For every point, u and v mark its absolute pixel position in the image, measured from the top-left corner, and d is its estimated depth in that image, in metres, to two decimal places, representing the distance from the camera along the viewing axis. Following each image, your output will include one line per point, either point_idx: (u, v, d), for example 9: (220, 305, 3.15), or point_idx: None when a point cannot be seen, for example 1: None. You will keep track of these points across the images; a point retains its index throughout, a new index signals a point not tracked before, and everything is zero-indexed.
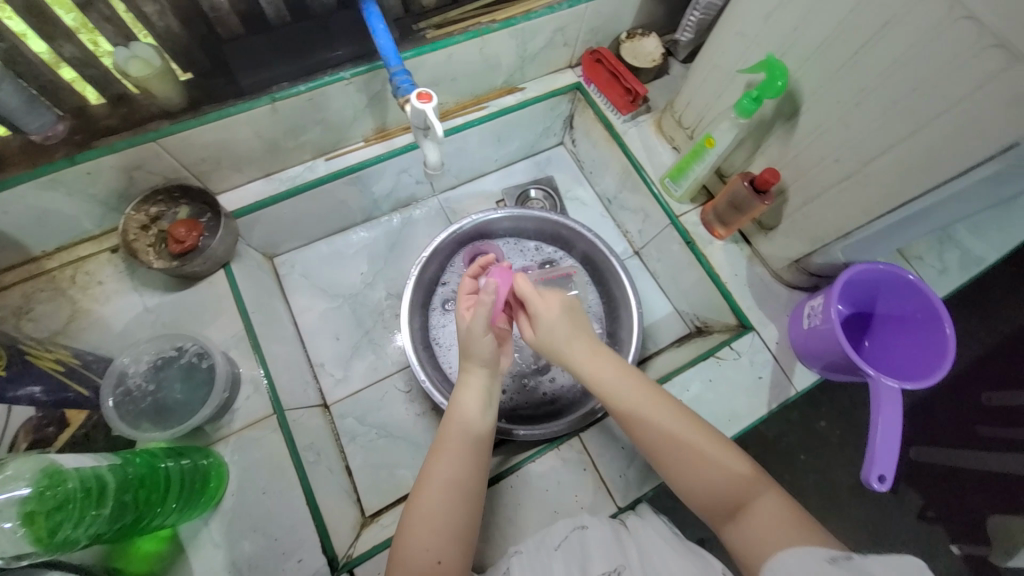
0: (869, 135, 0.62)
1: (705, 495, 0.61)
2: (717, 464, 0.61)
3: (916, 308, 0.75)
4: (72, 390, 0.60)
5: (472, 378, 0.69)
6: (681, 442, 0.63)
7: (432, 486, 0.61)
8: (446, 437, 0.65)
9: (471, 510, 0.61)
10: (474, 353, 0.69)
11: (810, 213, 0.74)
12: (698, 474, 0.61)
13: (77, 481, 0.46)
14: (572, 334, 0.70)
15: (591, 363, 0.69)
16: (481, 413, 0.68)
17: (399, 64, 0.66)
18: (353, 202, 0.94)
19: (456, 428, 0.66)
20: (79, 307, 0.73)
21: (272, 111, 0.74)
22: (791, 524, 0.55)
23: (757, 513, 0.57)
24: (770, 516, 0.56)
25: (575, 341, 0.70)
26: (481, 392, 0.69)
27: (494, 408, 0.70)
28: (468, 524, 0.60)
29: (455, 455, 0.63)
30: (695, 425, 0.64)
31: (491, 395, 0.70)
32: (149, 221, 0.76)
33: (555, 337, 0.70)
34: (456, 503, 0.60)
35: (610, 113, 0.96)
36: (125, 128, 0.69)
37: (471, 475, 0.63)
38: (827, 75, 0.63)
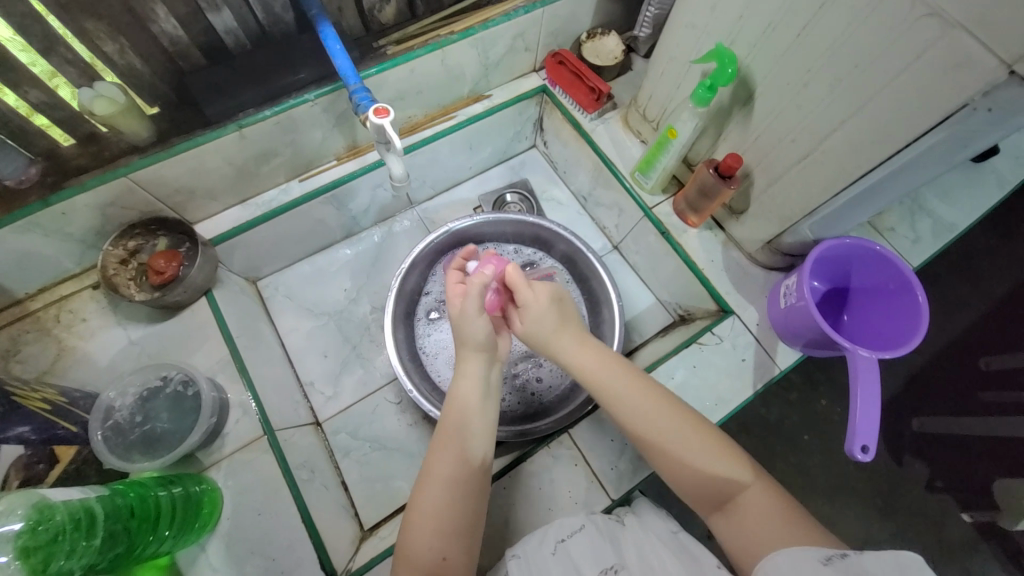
0: (820, 114, 0.63)
1: (694, 490, 0.62)
2: (712, 461, 0.61)
3: (889, 279, 0.76)
4: (61, 427, 0.61)
5: (471, 368, 0.68)
6: (671, 437, 0.63)
7: (433, 484, 0.61)
8: (444, 432, 0.65)
9: (474, 503, 0.61)
10: (469, 339, 0.68)
11: (775, 193, 0.75)
12: (688, 470, 0.62)
13: (65, 514, 0.47)
14: (559, 325, 0.71)
15: (579, 354, 0.70)
16: (480, 407, 0.67)
17: (358, 82, 0.68)
18: (331, 220, 0.95)
19: (456, 424, 0.65)
20: (64, 345, 0.74)
21: (241, 138, 0.75)
22: (783, 517, 0.56)
23: (746, 508, 0.58)
24: (762, 512, 0.57)
25: (562, 336, 0.70)
26: (479, 384, 0.68)
27: (492, 397, 0.69)
28: (473, 519, 0.61)
29: (454, 450, 0.63)
30: (693, 424, 0.64)
31: (490, 389, 0.70)
32: (127, 255, 0.78)
33: (544, 329, 0.70)
34: (459, 499, 0.61)
35: (577, 112, 0.98)
36: (96, 166, 0.70)
37: (471, 471, 0.62)
38: (775, 58, 0.65)
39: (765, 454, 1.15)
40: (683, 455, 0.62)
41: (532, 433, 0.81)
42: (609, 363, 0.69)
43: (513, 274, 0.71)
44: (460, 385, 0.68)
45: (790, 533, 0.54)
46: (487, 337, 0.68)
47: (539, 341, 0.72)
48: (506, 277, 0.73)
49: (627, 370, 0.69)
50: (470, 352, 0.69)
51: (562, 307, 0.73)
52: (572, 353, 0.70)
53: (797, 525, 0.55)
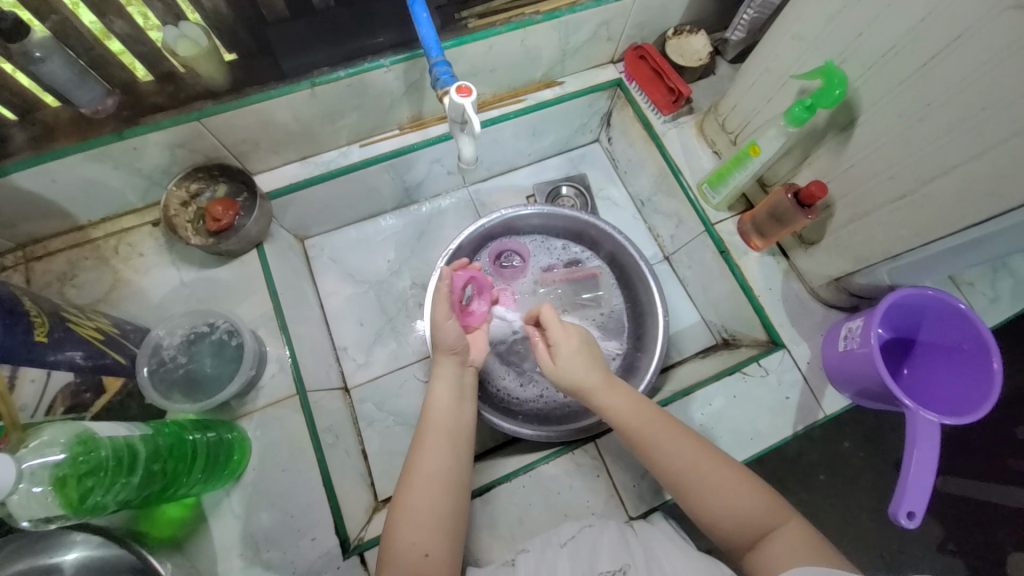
0: (930, 154, 0.58)
1: (726, 525, 0.59)
2: (736, 497, 0.59)
3: (965, 339, 0.70)
4: (110, 357, 0.62)
5: (444, 370, 0.71)
6: (694, 468, 0.62)
7: (416, 481, 0.61)
8: (428, 430, 0.65)
9: (457, 503, 0.61)
10: (442, 343, 0.70)
11: (857, 231, 0.70)
12: (714, 498, 0.60)
13: (110, 449, 0.48)
14: (587, 366, 0.70)
15: (608, 393, 0.68)
16: (459, 409, 0.69)
17: (439, 54, 0.65)
18: (385, 189, 0.94)
19: (438, 422, 0.66)
20: (120, 277, 0.76)
21: (311, 96, 0.74)
22: (809, 544, 0.55)
23: (779, 541, 0.55)
24: (793, 541, 0.55)
25: (596, 375, 0.69)
26: (456, 385, 0.70)
27: (470, 400, 0.71)
28: (454, 515, 0.61)
29: (436, 449, 0.64)
30: (707, 453, 0.63)
31: (467, 391, 0.71)
32: (189, 197, 0.78)
33: (577, 369, 0.69)
34: (441, 497, 0.60)
35: (650, 112, 0.93)
36: (171, 106, 0.70)
37: (454, 470, 0.63)
38: (889, 86, 0.59)
39: (784, 492, 1.11)
40: (704, 486, 0.61)
41: (558, 437, 0.79)
42: (629, 396, 0.68)
43: (546, 314, 0.73)
44: (438, 386, 0.70)
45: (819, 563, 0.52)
46: (456, 338, 0.70)
47: (567, 382, 0.70)
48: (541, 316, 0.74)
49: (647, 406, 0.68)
50: (446, 356, 0.71)
51: (594, 351, 0.72)
52: (601, 390, 0.68)
53: (823, 553, 0.54)
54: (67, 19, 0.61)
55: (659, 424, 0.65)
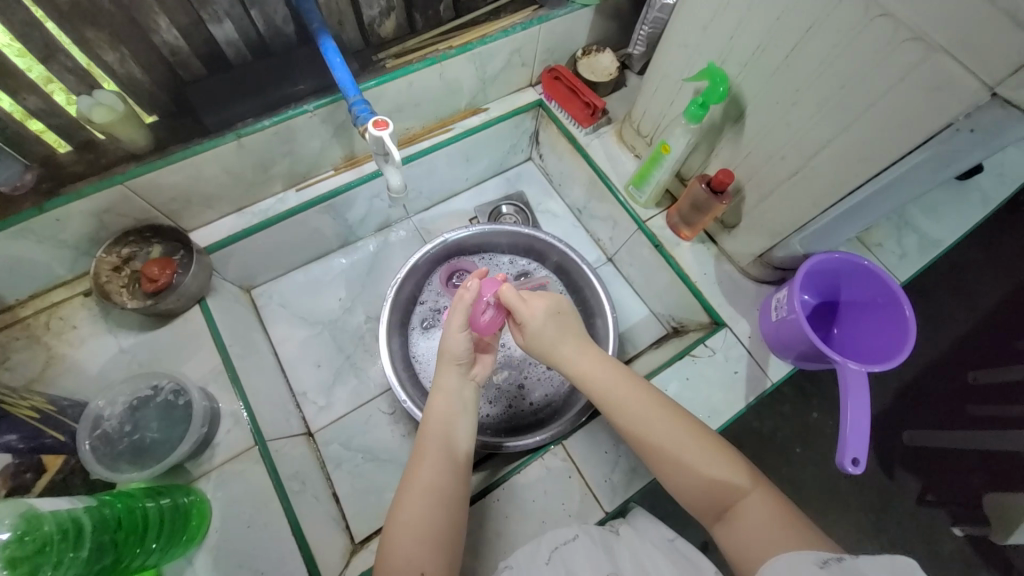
0: (809, 133, 0.65)
1: (696, 496, 0.62)
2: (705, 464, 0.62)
3: (877, 292, 0.77)
4: (49, 436, 0.60)
5: (447, 381, 0.71)
6: (672, 445, 0.63)
7: (411, 496, 0.61)
8: (421, 443, 0.66)
9: (453, 516, 0.61)
10: (451, 354, 0.71)
11: (766, 209, 0.77)
12: (689, 476, 0.62)
13: (54, 524, 0.46)
14: (559, 336, 0.73)
15: (585, 362, 0.71)
16: (457, 424, 0.68)
17: (357, 94, 0.69)
18: (327, 229, 0.96)
19: (434, 436, 0.66)
20: (53, 353, 0.73)
21: (239, 147, 0.75)
22: (774, 516, 0.57)
23: (747, 512, 0.58)
24: (756, 512, 0.57)
25: (564, 343, 0.72)
26: (456, 400, 0.70)
27: (470, 412, 0.71)
28: (451, 525, 0.60)
29: (432, 462, 0.64)
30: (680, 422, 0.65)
31: (467, 405, 0.71)
32: (121, 262, 0.77)
33: (545, 339, 0.72)
34: (438, 510, 0.60)
35: (572, 126, 0.99)
36: (92, 173, 0.70)
37: (450, 484, 0.63)
38: (766, 77, 0.67)
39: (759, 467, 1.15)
40: (682, 462, 0.62)
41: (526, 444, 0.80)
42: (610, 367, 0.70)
43: (507, 293, 0.74)
44: (436, 400, 0.69)
45: (787, 535, 0.54)
46: (465, 349, 0.71)
47: (542, 348, 0.73)
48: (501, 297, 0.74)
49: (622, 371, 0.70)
50: (449, 365, 0.72)
51: (563, 321, 0.74)
52: (577, 362, 0.71)
53: (792, 527, 0.55)
54: None
55: (637, 401, 0.67)
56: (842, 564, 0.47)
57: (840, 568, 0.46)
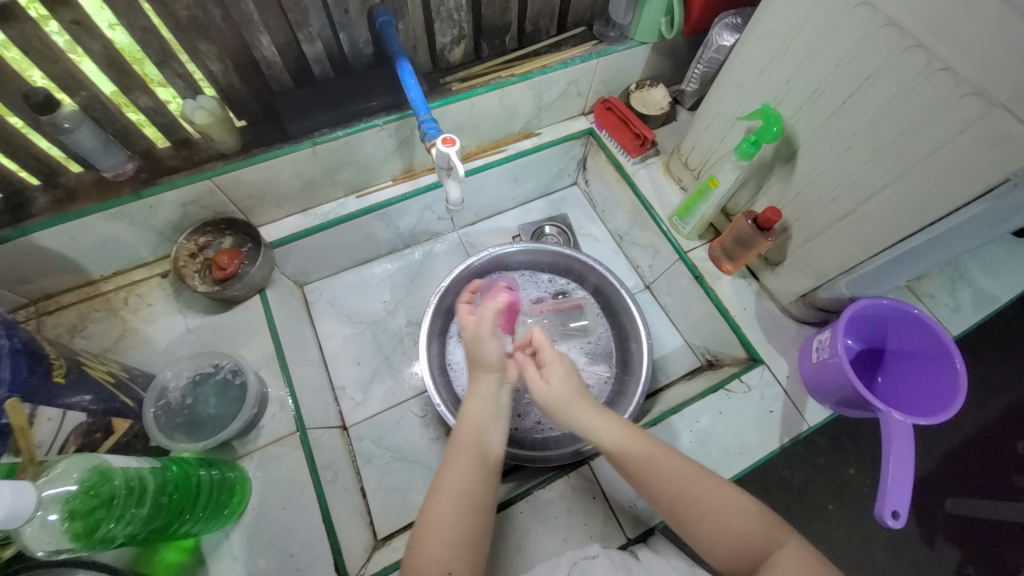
0: (862, 177, 0.66)
1: (731, 552, 0.60)
2: (732, 518, 0.62)
3: (927, 343, 0.75)
4: (119, 400, 0.65)
5: (483, 388, 0.73)
6: (703, 500, 0.63)
7: (442, 498, 0.63)
8: (456, 447, 0.68)
9: (479, 522, 0.62)
10: (483, 360, 0.73)
11: (813, 249, 0.77)
12: (717, 527, 0.62)
13: (120, 480, 0.51)
14: (577, 399, 0.72)
15: (596, 419, 0.70)
16: (490, 429, 0.70)
17: (426, 112, 0.74)
18: (379, 235, 1.01)
19: (467, 441, 0.68)
20: (128, 326, 0.81)
21: (313, 153, 0.82)
22: (815, 569, 0.55)
23: (782, 561, 0.56)
24: (795, 563, 0.55)
25: (583, 402, 0.72)
26: (490, 405, 0.72)
27: (502, 417, 0.73)
28: (479, 529, 0.61)
29: (463, 465, 0.65)
30: (711, 483, 0.64)
31: (500, 410, 0.73)
32: (197, 249, 0.85)
33: (563, 397, 0.72)
34: (465, 514, 0.61)
35: (621, 155, 1.03)
36: (185, 167, 0.78)
37: (480, 489, 0.64)
38: (821, 121, 0.68)
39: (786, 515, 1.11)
40: (707, 511, 0.62)
41: (553, 460, 0.81)
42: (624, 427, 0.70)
43: (538, 335, 0.79)
44: (471, 405, 0.72)
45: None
46: (497, 356, 0.73)
47: (556, 407, 0.73)
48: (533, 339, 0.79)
49: (638, 434, 0.69)
50: (484, 373, 0.74)
51: (575, 380, 0.75)
52: (595, 424, 0.70)
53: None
54: (95, 94, 0.67)
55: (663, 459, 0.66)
56: None
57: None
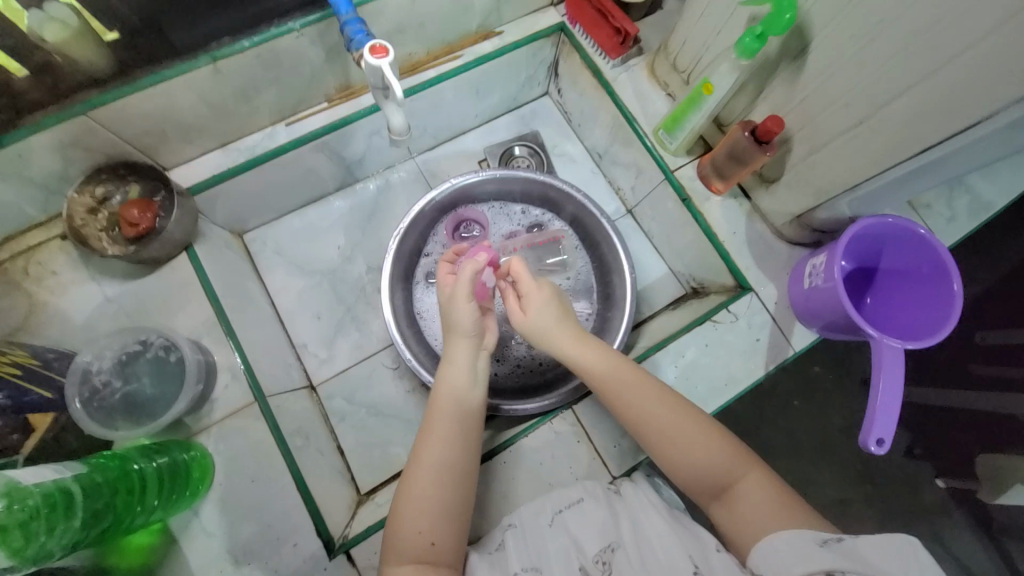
0: (885, 76, 0.55)
1: (695, 481, 0.61)
2: (704, 452, 0.60)
3: (924, 262, 0.71)
4: (33, 393, 0.56)
5: (456, 353, 0.67)
6: (675, 440, 0.61)
7: (422, 472, 0.59)
8: (434, 417, 0.63)
9: (462, 495, 0.59)
10: (457, 325, 0.67)
11: (815, 163, 0.68)
12: (684, 462, 0.61)
13: (40, 496, 0.44)
14: (559, 324, 0.68)
15: (577, 350, 0.67)
16: (466, 394, 0.65)
17: (350, 11, 0.58)
18: (322, 169, 0.87)
19: (444, 408, 0.63)
20: (35, 301, 0.69)
21: (215, 72, 0.65)
22: (777, 502, 0.56)
23: (745, 496, 0.58)
24: (757, 498, 0.57)
25: (563, 327, 0.68)
26: (469, 372, 0.66)
27: (483, 382, 0.68)
28: (464, 501, 0.59)
29: (442, 436, 0.61)
30: (689, 415, 0.62)
31: (479, 373, 0.67)
32: (96, 203, 0.70)
33: (546, 321, 0.68)
34: (447, 485, 0.59)
35: (598, 57, 0.87)
36: (50, 99, 0.61)
37: (461, 455, 0.61)
38: (843, 4, 0.55)
39: (761, 425, 1.15)
40: (676, 445, 0.61)
41: (534, 407, 0.78)
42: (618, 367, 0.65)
43: (518, 268, 0.69)
44: (448, 370, 0.66)
45: (785, 515, 0.55)
46: (473, 321, 0.66)
47: (535, 336, 0.69)
48: (511, 269, 0.70)
49: (625, 365, 0.65)
50: (459, 339, 0.67)
51: (562, 303, 0.71)
52: (569, 347, 0.67)
53: (790, 505, 0.56)
54: None
55: (636, 396, 0.63)
56: (841, 545, 0.49)
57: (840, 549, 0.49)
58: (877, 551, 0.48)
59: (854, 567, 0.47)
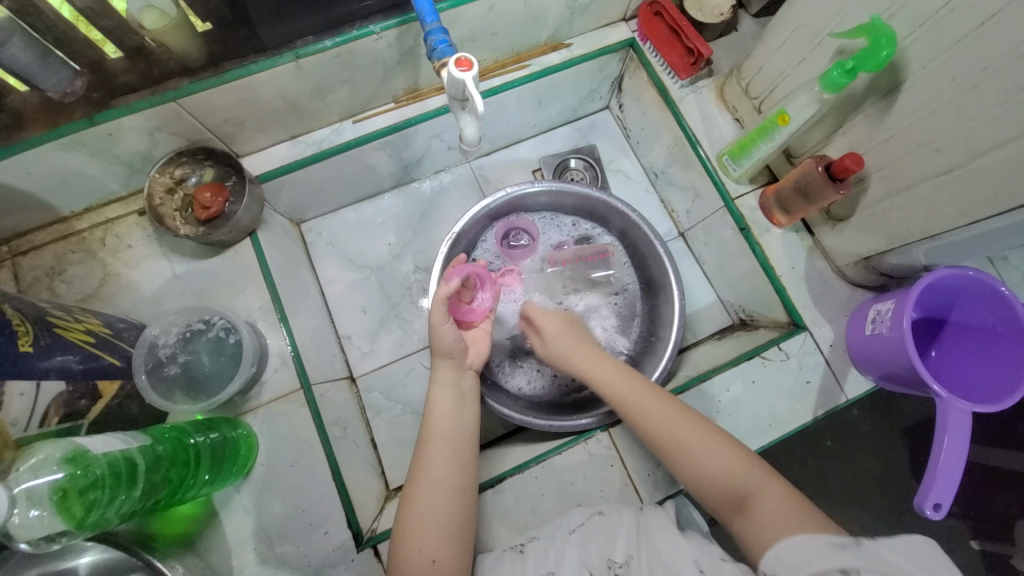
0: (985, 125, 0.52)
1: (711, 489, 0.59)
2: (715, 459, 0.60)
3: (1001, 320, 0.66)
4: (103, 359, 0.60)
5: (443, 375, 0.69)
6: (686, 444, 0.62)
7: (423, 491, 0.60)
8: (428, 437, 0.64)
9: (458, 515, 0.59)
10: (440, 345, 0.69)
11: (893, 207, 0.65)
12: (699, 470, 0.60)
13: (106, 465, 0.47)
14: (573, 346, 0.76)
15: (593, 367, 0.73)
16: (455, 416, 0.66)
17: (435, 20, 0.58)
18: (382, 167, 0.89)
19: (438, 429, 0.65)
20: (110, 271, 0.73)
21: (296, 69, 0.68)
22: (793, 509, 0.53)
23: (765, 504, 0.55)
24: (775, 505, 0.54)
25: (579, 351, 0.75)
26: (460, 390, 0.69)
27: (473, 404, 0.69)
28: (460, 523, 0.59)
29: (437, 455, 0.62)
30: (699, 426, 0.63)
31: (467, 394, 0.69)
32: (174, 183, 0.74)
33: (562, 348, 0.76)
34: (443, 506, 0.59)
35: (667, 76, 0.86)
36: (144, 85, 0.64)
37: (456, 477, 0.61)
38: (944, 46, 0.52)
39: (795, 466, 1.09)
40: (686, 453, 0.61)
41: (569, 424, 0.77)
42: (629, 376, 0.70)
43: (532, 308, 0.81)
44: (437, 392, 0.68)
45: (804, 521, 0.52)
46: (454, 342, 0.69)
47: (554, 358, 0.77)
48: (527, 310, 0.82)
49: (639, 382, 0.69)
50: (441, 360, 0.70)
51: (576, 331, 0.78)
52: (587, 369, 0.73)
53: (811, 517, 0.53)
54: None
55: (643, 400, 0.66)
56: (860, 548, 0.47)
57: (857, 550, 0.47)
58: (894, 553, 0.46)
59: (875, 569, 0.45)
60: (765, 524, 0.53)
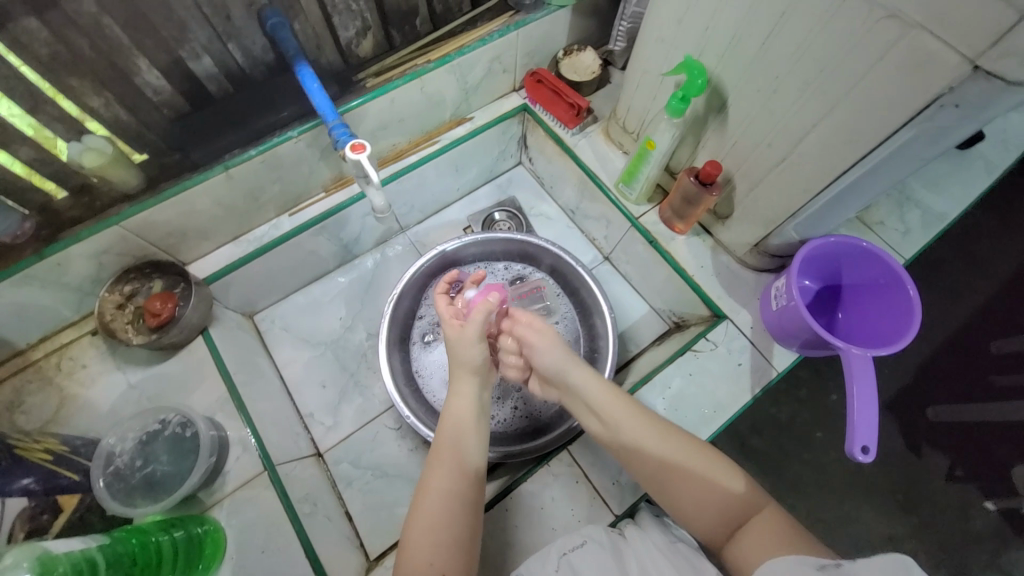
0: (794, 118, 0.63)
1: (704, 518, 0.62)
2: (715, 486, 0.62)
3: (879, 274, 0.75)
4: (63, 476, 0.62)
5: (462, 387, 0.71)
6: (687, 471, 0.63)
7: (431, 500, 0.62)
8: (441, 444, 0.67)
9: (468, 523, 0.61)
10: (468, 362, 0.71)
11: (758, 197, 0.75)
12: (697, 495, 0.62)
13: (68, 565, 0.47)
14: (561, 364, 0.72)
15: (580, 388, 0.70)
16: (474, 427, 0.68)
17: (336, 119, 0.70)
18: (322, 250, 0.96)
19: (451, 435, 0.67)
20: (65, 394, 0.75)
21: (227, 178, 0.77)
22: (785, 534, 0.56)
23: (757, 530, 0.58)
24: (768, 530, 0.57)
25: (565, 369, 0.72)
26: (473, 401, 0.71)
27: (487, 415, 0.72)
28: (469, 531, 0.61)
29: (450, 462, 0.65)
30: (699, 450, 0.65)
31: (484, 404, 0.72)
32: (124, 299, 0.79)
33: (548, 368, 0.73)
34: (454, 512, 0.61)
35: (558, 128, 0.99)
36: (88, 217, 0.72)
37: (467, 485, 0.63)
38: (745, 67, 0.65)
39: (780, 455, 1.11)
40: (685, 483, 0.62)
41: (534, 451, 0.80)
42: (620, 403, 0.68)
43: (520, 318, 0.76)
44: (454, 400, 0.70)
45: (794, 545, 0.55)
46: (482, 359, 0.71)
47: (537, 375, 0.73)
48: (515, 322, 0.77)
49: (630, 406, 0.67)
50: (466, 373, 0.71)
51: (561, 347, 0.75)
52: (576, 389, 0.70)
53: (797, 539, 0.55)
54: None
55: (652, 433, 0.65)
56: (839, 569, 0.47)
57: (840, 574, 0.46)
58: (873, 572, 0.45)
59: None
60: (759, 553, 0.55)
